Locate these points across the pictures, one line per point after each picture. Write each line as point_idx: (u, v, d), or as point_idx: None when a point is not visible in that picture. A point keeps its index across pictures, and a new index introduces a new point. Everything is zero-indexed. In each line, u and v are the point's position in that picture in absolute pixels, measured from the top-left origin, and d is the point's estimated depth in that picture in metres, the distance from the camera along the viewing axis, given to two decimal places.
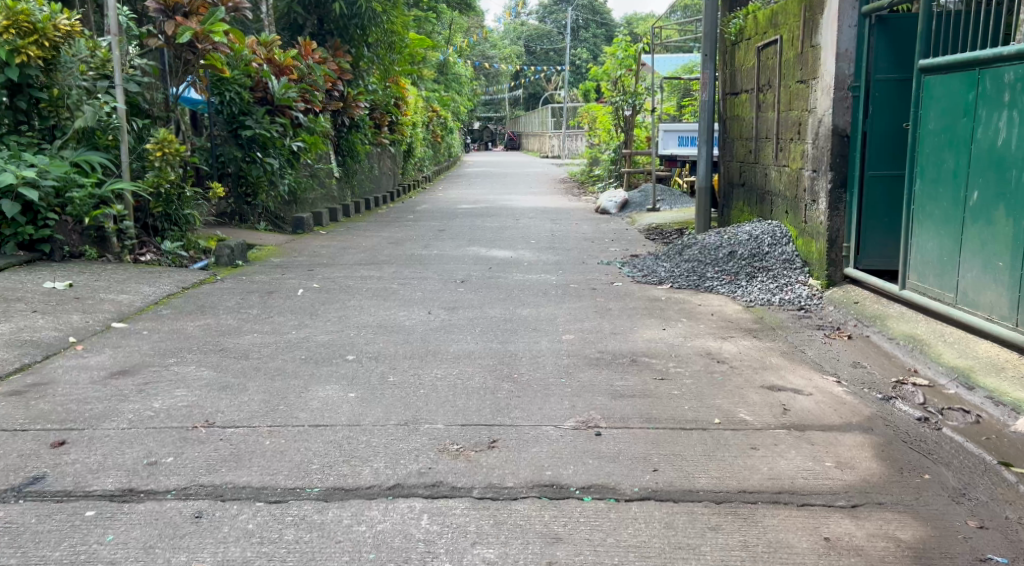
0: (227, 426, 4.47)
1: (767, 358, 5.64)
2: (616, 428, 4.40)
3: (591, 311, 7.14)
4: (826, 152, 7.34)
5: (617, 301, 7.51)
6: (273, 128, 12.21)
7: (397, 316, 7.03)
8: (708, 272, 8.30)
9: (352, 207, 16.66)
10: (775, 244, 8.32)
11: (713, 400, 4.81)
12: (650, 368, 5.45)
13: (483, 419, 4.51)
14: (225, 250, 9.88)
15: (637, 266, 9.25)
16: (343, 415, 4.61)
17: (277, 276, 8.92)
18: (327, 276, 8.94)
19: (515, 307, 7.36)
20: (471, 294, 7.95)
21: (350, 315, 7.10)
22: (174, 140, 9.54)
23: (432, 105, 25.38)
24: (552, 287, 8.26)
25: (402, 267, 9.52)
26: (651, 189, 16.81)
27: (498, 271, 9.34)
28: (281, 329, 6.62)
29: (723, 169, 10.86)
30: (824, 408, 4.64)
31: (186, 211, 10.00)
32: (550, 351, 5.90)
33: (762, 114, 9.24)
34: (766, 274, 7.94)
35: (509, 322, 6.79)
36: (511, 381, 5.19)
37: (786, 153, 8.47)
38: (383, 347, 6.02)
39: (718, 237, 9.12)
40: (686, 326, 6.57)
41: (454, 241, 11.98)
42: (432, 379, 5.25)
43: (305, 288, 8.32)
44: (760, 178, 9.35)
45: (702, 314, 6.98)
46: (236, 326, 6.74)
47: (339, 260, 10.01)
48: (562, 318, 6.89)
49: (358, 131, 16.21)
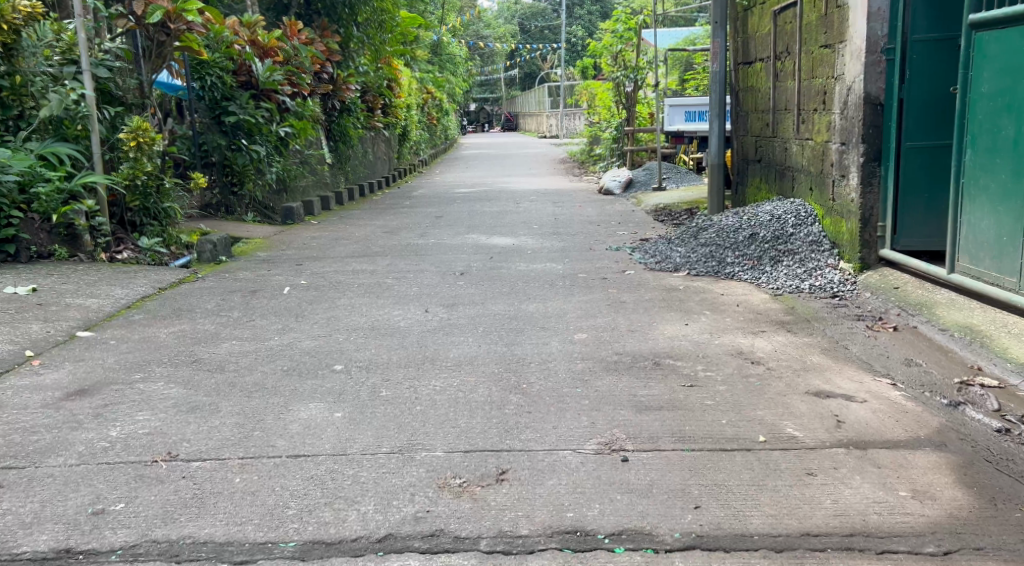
0: (192, 459, 3.84)
1: (805, 357, 5.01)
2: (644, 451, 3.78)
3: (603, 304, 6.50)
4: (858, 123, 6.68)
5: (631, 293, 6.88)
6: (258, 114, 11.53)
7: (391, 316, 6.39)
8: (728, 256, 7.65)
9: (346, 194, 15.99)
10: (799, 224, 7.67)
11: (754, 412, 4.18)
12: (676, 374, 4.82)
13: (489, 444, 3.88)
14: (207, 246, 9.22)
15: (649, 251, 8.58)
16: (327, 442, 3.98)
17: (262, 273, 8.28)
18: (316, 271, 8.28)
19: (520, 302, 6.73)
20: (472, 288, 7.32)
21: (340, 316, 6.46)
22: (150, 129, 8.85)
23: (426, 86, 24.62)
24: (559, 279, 7.61)
25: (398, 260, 8.87)
26: (657, 168, 16.14)
27: (501, 261, 8.69)
28: (263, 335, 5.98)
29: (736, 144, 10.21)
30: (884, 419, 4.02)
31: (165, 204, 9.37)
32: (562, 354, 5.26)
33: (781, 84, 8.57)
34: (792, 258, 7.30)
35: (515, 321, 6.14)
36: (521, 393, 4.56)
37: (809, 125, 7.82)
38: (375, 354, 5.39)
39: (736, 217, 8.46)
40: (710, 320, 5.93)
41: (452, 228, 11.32)
42: (431, 393, 4.62)
43: (292, 286, 7.67)
44: (779, 153, 8.70)
45: (727, 305, 6.34)
46: (214, 333, 6.09)
47: (330, 253, 9.36)
48: (574, 314, 6.25)
49: (350, 114, 15.52)
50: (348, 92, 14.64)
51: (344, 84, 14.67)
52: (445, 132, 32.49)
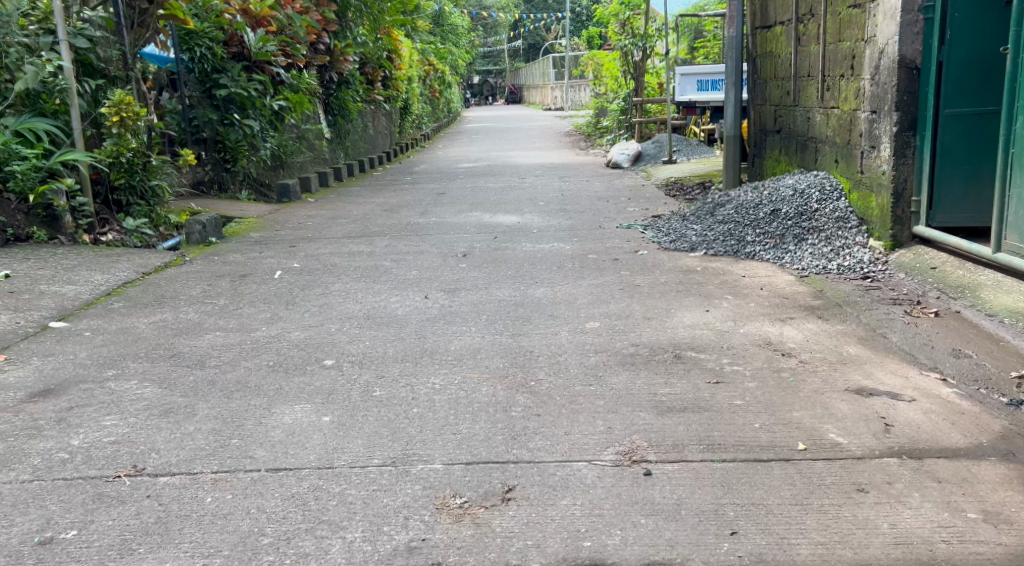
0: (160, 474, 3.40)
1: (841, 347, 4.57)
2: (670, 462, 3.34)
3: (616, 289, 6.04)
4: (891, 89, 6.24)
5: (646, 275, 6.42)
6: (251, 86, 11.06)
7: (388, 303, 5.94)
8: (748, 235, 7.20)
9: (345, 169, 15.51)
10: (824, 199, 7.20)
11: (790, 414, 3.74)
12: (700, 369, 4.38)
13: (493, 455, 3.45)
14: (196, 227, 8.73)
15: (662, 230, 8.11)
16: (311, 452, 3.54)
17: (254, 256, 7.83)
18: (311, 254, 7.82)
19: (528, 286, 6.27)
20: (476, 272, 6.86)
21: (333, 303, 6.01)
22: (133, 103, 8.37)
23: (428, 58, 24.00)
24: (567, 260, 7.15)
25: (397, 240, 8.42)
26: (667, 140, 15.64)
27: (505, 241, 8.23)
28: (250, 325, 5.53)
29: (753, 114, 9.76)
30: (938, 421, 3.59)
31: (153, 182, 8.89)
32: (574, 347, 4.81)
33: (803, 49, 8.11)
34: (818, 236, 6.84)
35: (522, 308, 5.69)
36: (529, 393, 4.11)
37: (836, 93, 7.37)
38: (369, 347, 4.94)
39: (755, 192, 8.00)
40: (733, 306, 5.48)
41: (454, 206, 10.87)
42: (430, 392, 4.18)
43: (285, 270, 7.22)
44: (801, 123, 8.25)
45: (750, 289, 5.89)
46: (197, 323, 5.64)
47: (325, 233, 8.90)
48: (585, 300, 5.79)
49: (348, 87, 15.17)
50: (347, 64, 14.34)
51: (342, 55, 14.25)
52: (446, 105, 31.88)
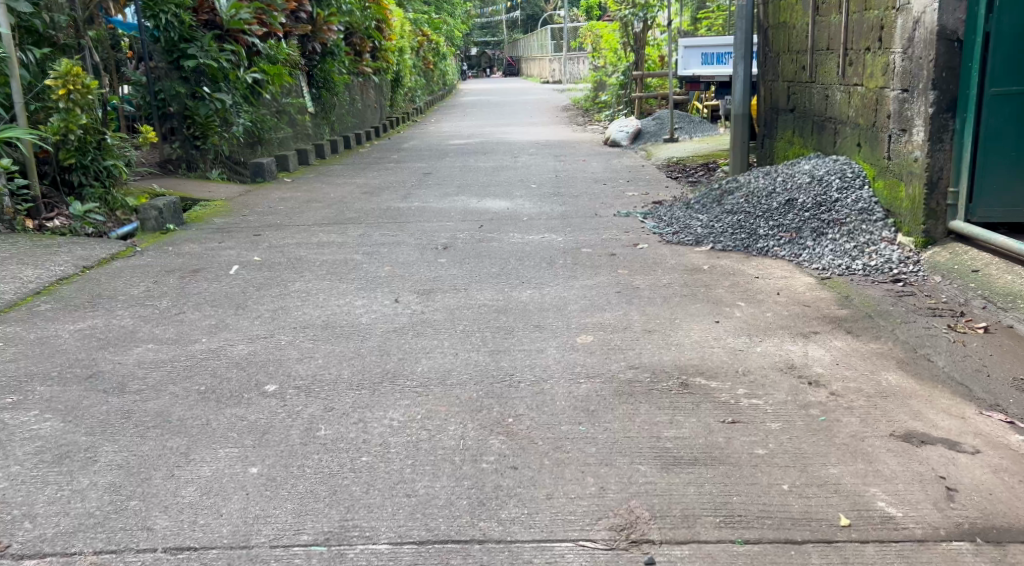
0: (26, 555, 2.71)
1: (878, 374, 3.84)
2: (678, 544, 2.66)
3: (613, 294, 5.30)
4: (927, 64, 5.51)
5: (647, 278, 5.69)
6: (222, 58, 10.22)
7: (352, 309, 5.19)
8: (760, 227, 6.47)
9: (330, 145, 14.70)
10: (845, 187, 6.46)
11: (827, 469, 3.02)
12: (712, 402, 3.64)
13: (451, 532, 2.76)
14: (151, 213, 7.98)
15: (664, 221, 7.41)
16: (226, 525, 2.82)
17: (212, 246, 7.08)
18: (275, 245, 7.04)
19: (514, 290, 5.53)
20: (457, 269, 6.12)
21: (290, 308, 5.25)
22: (83, 74, 7.62)
23: (421, 28, 23.02)
24: (559, 256, 6.42)
25: (373, 229, 7.66)
26: (668, 117, 14.89)
27: (492, 231, 7.47)
28: (189, 336, 4.76)
29: (763, 90, 9.01)
30: (1014, 485, 2.89)
31: (108, 163, 8.08)
32: (562, 370, 4.07)
33: (822, 19, 7.38)
34: (839, 230, 6.11)
35: (505, 317, 4.94)
36: (505, 436, 3.38)
37: (859, 68, 6.62)
38: (322, 368, 4.19)
39: (768, 178, 7.26)
40: (748, 317, 4.75)
41: (439, 188, 10.12)
42: (384, 433, 3.44)
43: (242, 264, 6.46)
44: (818, 101, 7.52)
45: (767, 294, 5.16)
46: (129, 331, 4.87)
47: (295, 220, 8.14)
48: (576, 307, 5.04)
49: (333, 58, 14.45)
50: (330, 34, 13.54)
51: (325, 25, 13.47)
52: (441, 77, 30.91)
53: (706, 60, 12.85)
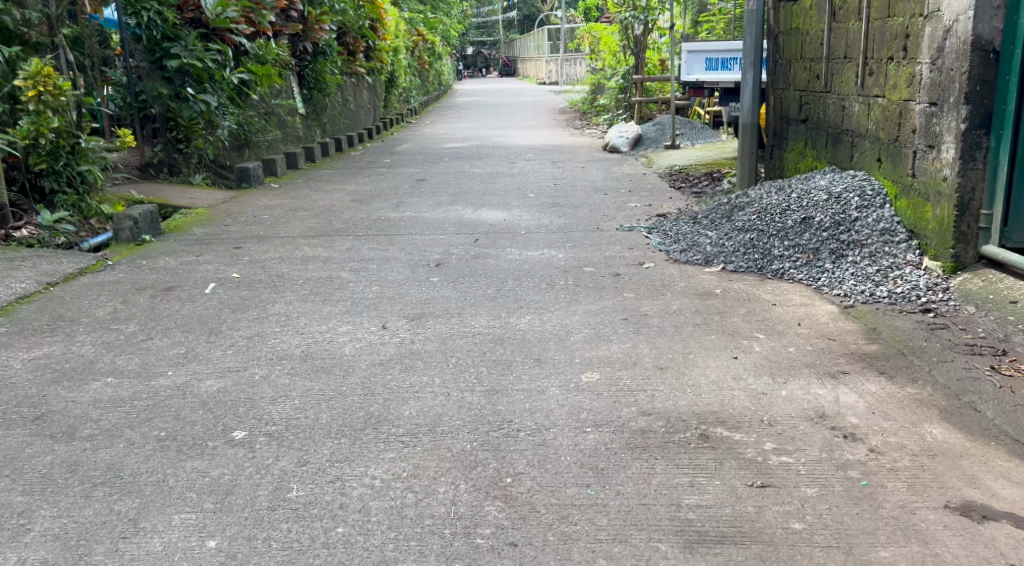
0: None
1: (921, 426, 3.41)
2: None
3: (620, 323, 4.88)
4: (960, 76, 5.10)
5: (655, 303, 5.27)
6: (207, 57, 9.76)
7: (335, 337, 4.76)
8: (775, 248, 6.07)
9: (321, 148, 14.25)
10: (865, 207, 6.06)
11: (876, 555, 2.65)
12: (736, 459, 3.21)
13: None
14: (125, 223, 7.33)
15: (670, 237, 7.02)
16: None
17: (189, 260, 6.65)
18: (256, 260, 6.61)
19: (512, 316, 5.11)
20: (449, 290, 5.70)
21: (268, 334, 4.83)
22: (55, 75, 7.24)
23: (416, 28, 22.60)
24: (559, 276, 6.00)
25: (362, 242, 7.22)
26: (669, 122, 14.50)
27: (487, 246, 7.04)
28: (154, 369, 4.33)
29: (773, 98, 8.61)
30: None
31: (82, 168, 7.66)
32: (567, 415, 3.64)
33: (839, 25, 6.97)
34: (860, 252, 5.70)
35: (501, 349, 4.51)
36: (502, 502, 2.96)
37: (880, 78, 6.21)
38: (297, 411, 3.75)
39: (781, 193, 6.86)
40: (768, 352, 4.33)
41: (433, 197, 9.69)
42: (364, 496, 3.01)
43: (220, 281, 6.03)
44: (834, 112, 7.12)
45: (787, 326, 4.75)
46: (89, 361, 4.44)
47: (280, 231, 7.70)
48: (579, 338, 4.62)
49: (324, 58, 14.02)
50: (321, 34, 13.10)
51: (316, 24, 13.04)
52: (436, 78, 30.45)
53: (710, 65, 12.41)
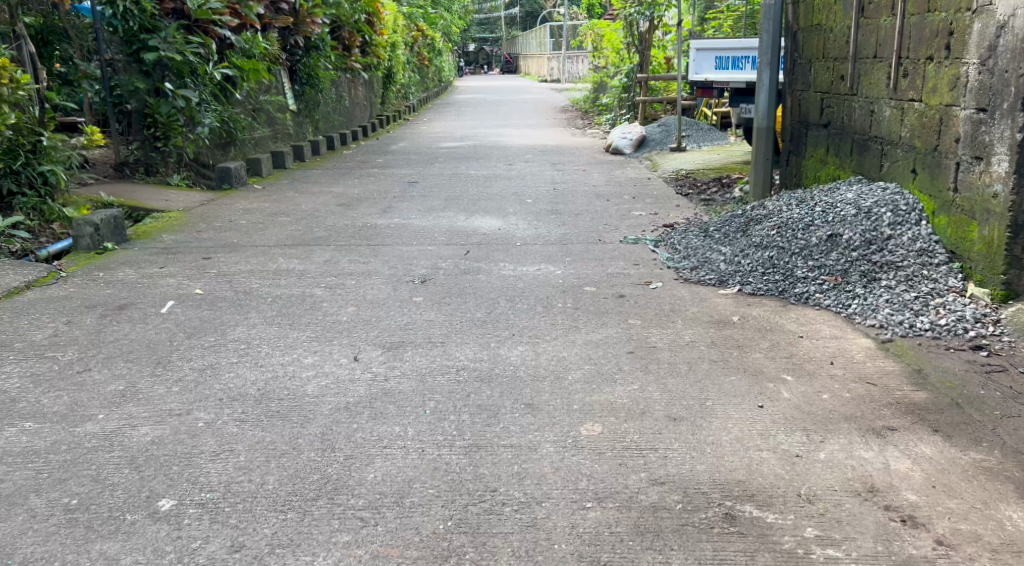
0: None
1: (995, 508, 2.84)
2: None
3: (625, 358, 4.26)
4: (1017, 80, 4.51)
5: (666, 333, 4.66)
6: (187, 51, 9.10)
7: (297, 371, 4.14)
8: (797, 269, 5.47)
9: (312, 146, 13.61)
10: (898, 224, 5.48)
11: None
12: (772, 552, 2.67)
13: None
14: (85, 230, 6.63)
15: (679, 252, 6.41)
16: None
17: (150, 272, 6.03)
18: (224, 273, 5.98)
19: (502, 347, 4.49)
20: (433, 313, 5.07)
21: (222, 367, 4.20)
22: (10, 66, 6.56)
23: (416, 23, 21.95)
24: (558, 298, 5.38)
25: (341, 253, 6.60)
26: (674, 124, 13.89)
27: (480, 260, 6.42)
28: (82, 411, 3.70)
29: (791, 101, 8.01)
30: None
31: (43, 167, 7.05)
32: (562, 485, 3.04)
33: (869, 21, 6.36)
34: (895, 274, 5.11)
35: (487, 390, 3.89)
36: None
37: (917, 81, 5.63)
38: (240, 473, 3.14)
39: (802, 205, 6.25)
40: (799, 400, 3.72)
41: (425, 201, 9.08)
42: None
43: (180, 298, 5.40)
44: (862, 117, 6.51)
45: (818, 365, 4.14)
46: (10, 401, 3.81)
47: (255, 239, 7.08)
48: (578, 378, 4.01)
49: (317, 53, 13.39)
50: (313, 27, 12.46)
51: (308, 17, 12.36)
52: (436, 74, 29.77)
53: (721, 64, 11.69)
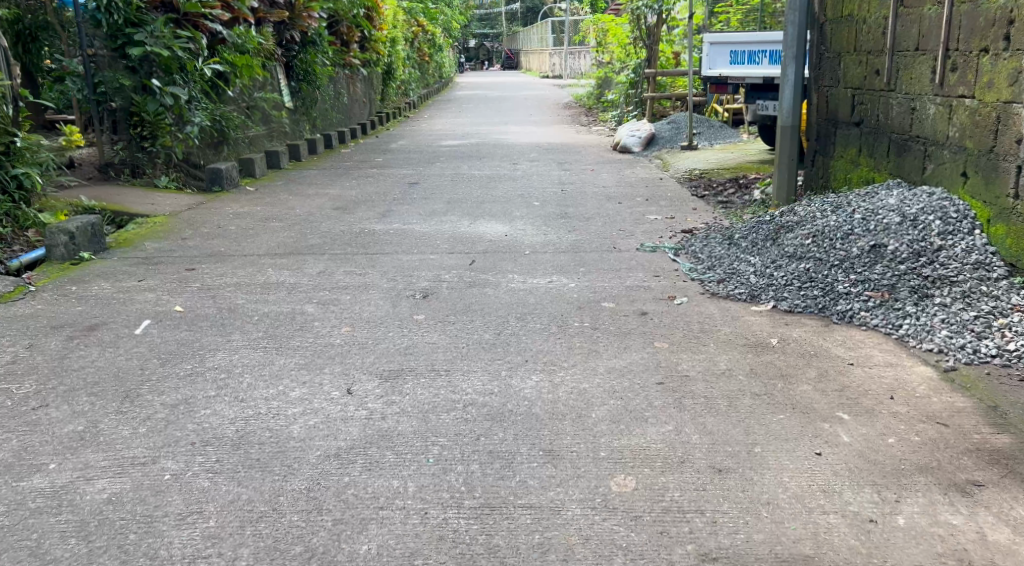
0: None
1: None
2: None
3: (656, 391, 3.74)
4: None
5: (698, 359, 4.15)
6: (176, 46, 8.53)
7: (281, 408, 3.61)
8: (838, 283, 4.97)
9: (308, 145, 13.09)
10: (948, 232, 4.98)
11: None
12: None
13: None
14: (59, 239, 6.09)
15: (703, 261, 5.90)
16: None
17: (128, 285, 5.49)
18: (207, 287, 5.45)
19: (514, 376, 3.96)
20: (437, 335, 4.55)
21: (197, 402, 3.67)
22: None
23: (416, 18, 21.39)
24: (574, 316, 4.85)
25: (336, 263, 6.08)
26: (684, 121, 13.37)
27: (486, 271, 5.88)
28: (29, 460, 3.17)
29: (816, 97, 7.51)
30: None
31: (16, 169, 6.50)
32: (593, 562, 2.61)
33: (910, 11, 5.86)
34: (949, 290, 4.61)
35: (500, 432, 3.37)
36: None
37: (969, 75, 5.17)
38: (206, 544, 2.69)
39: (839, 211, 5.75)
40: (862, 446, 3.22)
41: (427, 204, 8.56)
42: None
43: (157, 316, 4.87)
44: (902, 115, 6.01)
45: (878, 400, 3.63)
46: None
47: (244, 248, 6.55)
48: (603, 417, 3.50)
49: (314, 49, 12.89)
50: (309, 21, 11.98)
51: (304, 11, 11.91)
52: (437, 70, 29.23)
53: (735, 58, 11.24)
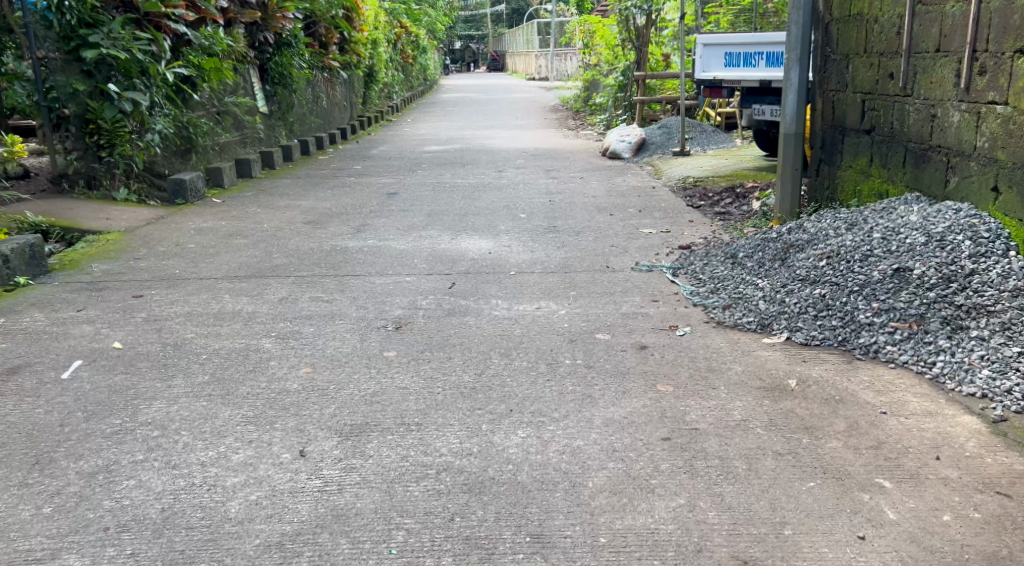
0: None
1: None
2: None
3: (662, 451, 3.20)
4: None
5: (708, 407, 3.60)
6: (135, 48, 7.90)
7: (219, 476, 3.04)
8: (858, 312, 4.43)
9: (283, 152, 12.49)
10: (982, 255, 4.45)
11: None
12: None
13: None
14: None
15: (705, 284, 5.35)
16: None
17: (64, 316, 4.91)
18: (155, 319, 4.86)
19: (497, 431, 3.39)
20: (408, 378, 3.97)
21: (118, 470, 3.09)
22: None
23: (399, 19, 20.78)
24: (564, 353, 4.29)
25: (301, 287, 5.52)
26: (676, 126, 12.82)
27: (467, 297, 5.31)
28: None
29: (821, 102, 6.99)
30: None
31: None
32: None
33: (931, 8, 5.33)
34: (987, 322, 4.08)
35: (478, 510, 2.82)
36: None
37: (1001, 79, 4.66)
38: None
39: (855, 229, 5.21)
40: (910, 529, 2.71)
41: (405, 217, 7.99)
42: None
43: (92, 355, 4.29)
44: (920, 122, 5.48)
45: (920, 460, 3.11)
46: None
47: (202, 270, 5.98)
48: (602, 486, 2.96)
49: (290, 51, 12.29)
50: (284, 23, 11.38)
51: (278, 11, 11.32)
52: (421, 72, 28.60)
53: (730, 61, 10.70)
